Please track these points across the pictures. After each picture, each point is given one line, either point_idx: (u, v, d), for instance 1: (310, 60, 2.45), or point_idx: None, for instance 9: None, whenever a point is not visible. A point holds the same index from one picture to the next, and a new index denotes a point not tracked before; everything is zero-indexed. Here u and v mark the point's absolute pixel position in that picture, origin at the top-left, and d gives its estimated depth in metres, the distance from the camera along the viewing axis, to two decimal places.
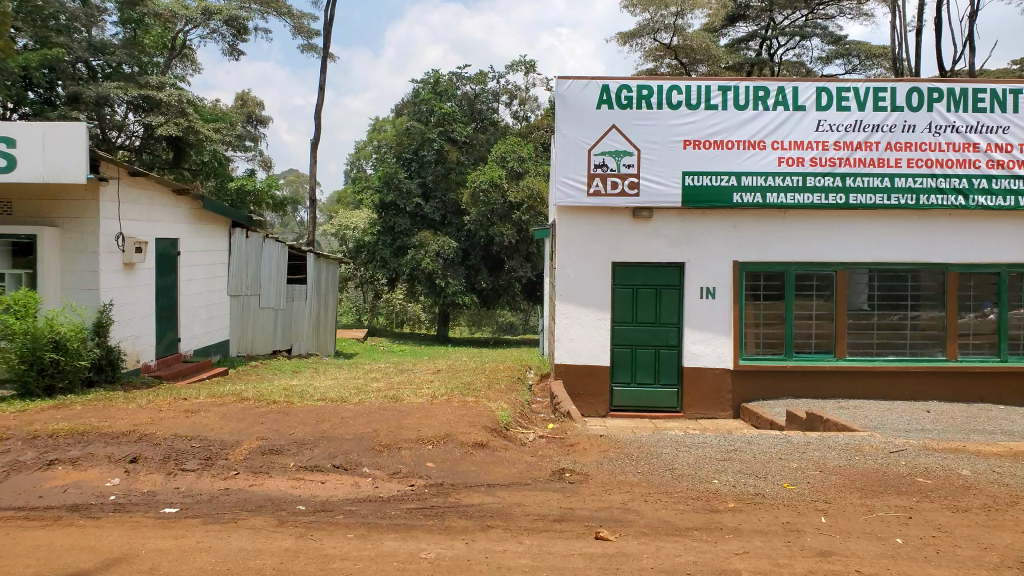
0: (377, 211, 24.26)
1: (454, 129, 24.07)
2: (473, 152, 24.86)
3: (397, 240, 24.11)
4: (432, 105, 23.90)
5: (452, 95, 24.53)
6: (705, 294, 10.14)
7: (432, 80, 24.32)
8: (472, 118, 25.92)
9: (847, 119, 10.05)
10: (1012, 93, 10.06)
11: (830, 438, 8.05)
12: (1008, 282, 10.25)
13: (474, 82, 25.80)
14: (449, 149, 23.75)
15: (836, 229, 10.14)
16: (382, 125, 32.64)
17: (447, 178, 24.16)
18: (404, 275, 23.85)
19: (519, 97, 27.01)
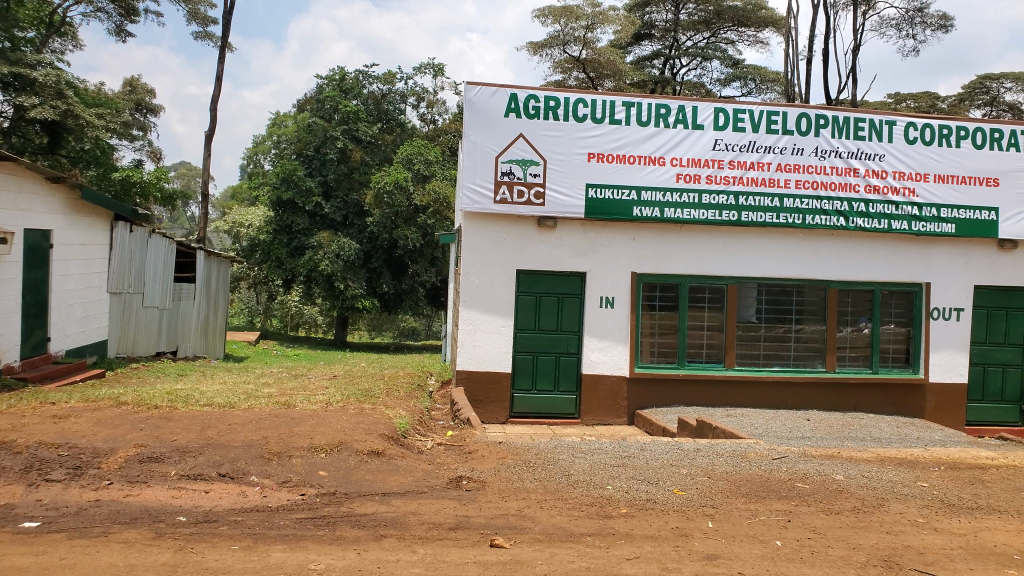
0: (275, 209, 23.47)
1: (357, 128, 23.65)
2: (378, 152, 24.52)
3: (294, 239, 23.38)
4: (337, 103, 23.43)
5: (358, 92, 24.28)
6: (604, 303, 10.35)
7: (337, 77, 23.96)
8: (378, 118, 25.73)
9: (741, 140, 10.51)
10: (888, 124, 10.81)
11: (718, 445, 8.35)
12: (882, 299, 10.96)
13: (380, 82, 25.51)
14: (353, 148, 23.34)
15: (729, 244, 10.57)
16: (284, 120, 31.74)
17: (350, 177, 23.79)
18: (299, 276, 23.21)
19: (427, 99, 26.85)
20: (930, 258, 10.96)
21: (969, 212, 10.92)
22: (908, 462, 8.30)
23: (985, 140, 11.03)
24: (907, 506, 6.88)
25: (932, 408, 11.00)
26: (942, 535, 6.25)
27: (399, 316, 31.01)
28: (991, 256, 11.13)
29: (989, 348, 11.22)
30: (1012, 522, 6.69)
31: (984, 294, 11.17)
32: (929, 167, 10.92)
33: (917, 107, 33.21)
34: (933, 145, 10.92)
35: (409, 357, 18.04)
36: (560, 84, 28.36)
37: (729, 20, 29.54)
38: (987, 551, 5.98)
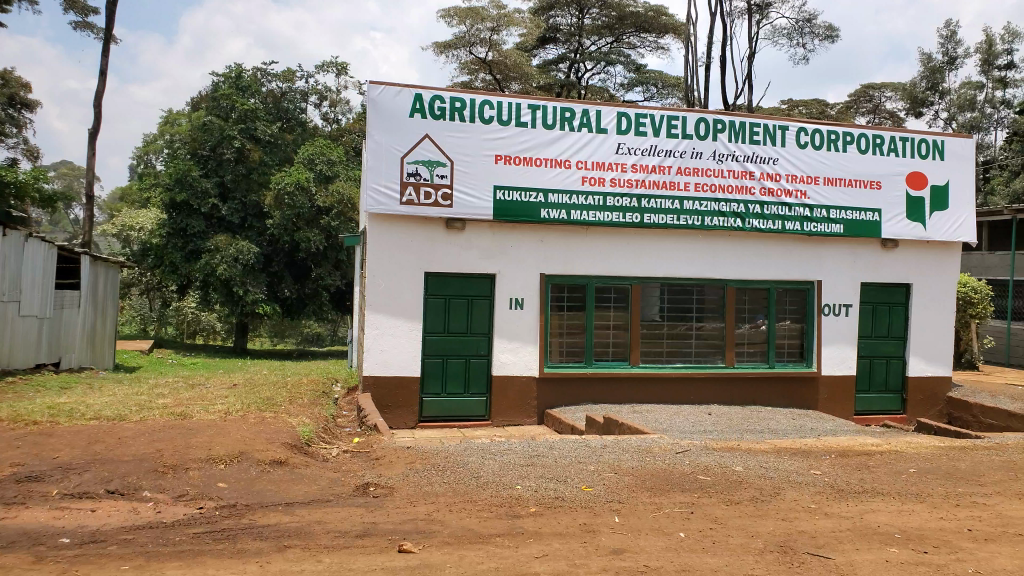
0: (167, 211, 22.57)
1: (256, 127, 22.94)
2: (278, 152, 23.82)
3: (190, 242, 22.54)
4: (233, 101, 22.65)
5: (255, 91, 23.67)
6: (513, 305, 10.42)
7: (234, 74, 23.10)
8: (278, 117, 25.08)
9: (643, 143, 10.80)
10: (780, 129, 11.34)
11: (624, 441, 8.53)
12: (777, 297, 11.48)
13: (280, 80, 24.88)
14: (251, 148, 22.65)
15: (633, 246, 10.83)
16: (176, 118, 30.46)
17: (248, 178, 23.01)
18: (195, 280, 22.44)
19: (329, 98, 26.34)
20: (820, 258, 11.56)
21: (855, 213, 11.58)
22: (801, 451, 8.72)
23: (869, 145, 11.72)
24: (800, 493, 7.23)
25: (824, 399, 11.60)
26: (832, 518, 6.59)
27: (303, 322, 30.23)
28: (876, 255, 11.84)
29: (874, 341, 11.94)
30: (894, 504, 7.14)
31: (869, 291, 11.87)
32: (819, 171, 11.51)
33: (809, 113, 35.03)
34: (821, 150, 11.52)
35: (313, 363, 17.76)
36: (467, 85, 28.39)
37: (631, 26, 30.32)
38: (872, 531, 6.36)
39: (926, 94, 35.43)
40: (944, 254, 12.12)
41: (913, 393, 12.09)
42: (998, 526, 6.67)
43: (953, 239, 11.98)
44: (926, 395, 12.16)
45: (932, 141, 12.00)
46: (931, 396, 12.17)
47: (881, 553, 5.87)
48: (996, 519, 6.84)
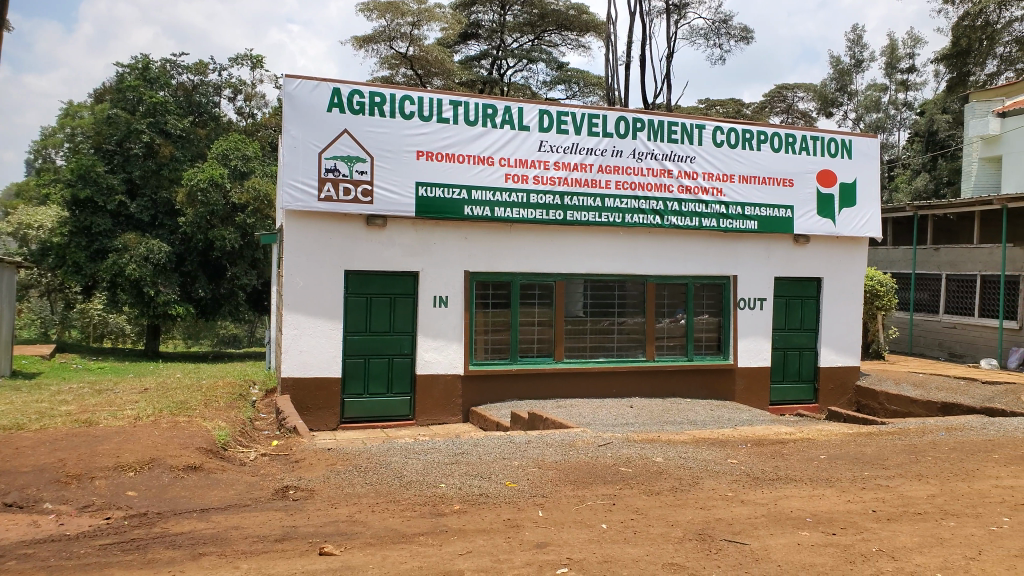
0: (69, 208, 21.40)
1: (166, 122, 22.18)
2: (190, 148, 23.02)
3: (95, 242, 21.49)
4: (141, 94, 21.89)
5: (165, 83, 22.62)
6: (437, 303, 10.37)
7: (141, 66, 22.25)
8: (190, 111, 24.23)
9: (565, 141, 10.92)
10: (697, 129, 11.64)
11: (547, 435, 8.62)
12: (696, 291, 11.80)
13: (191, 72, 24.06)
14: (161, 143, 21.97)
15: (556, 242, 10.94)
16: (78, 111, 28.99)
17: (158, 174, 22.26)
18: (102, 281, 21.29)
19: (244, 92, 25.61)
20: (736, 253, 11.93)
21: (768, 210, 11.99)
22: (719, 441, 8.99)
23: (782, 144, 12.16)
24: (718, 481, 7.45)
25: (741, 390, 11.99)
26: (747, 505, 6.82)
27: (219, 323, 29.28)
28: (788, 250, 12.29)
29: (788, 333, 12.42)
30: (805, 489, 7.44)
31: (782, 285, 12.33)
32: (734, 169, 11.88)
33: (725, 113, 36.14)
34: (737, 149, 11.89)
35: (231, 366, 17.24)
36: (388, 80, 28.09)
37: (553, 24, 30.59)
38: (785, 516, 6.60)
39: (835, 95, 37.05)
40: (852, 249, 12.69)
41: (824, 383, 12.63)
42: (899, 506, 7.04)
43: (860, 234, 12.55)
44: (836, 384, 12.73)
45: (840, 141, 12.53)
46: (841, 384, 12.76)
47: (793, 537, 6.10)
48: (899, 500, 7.21)
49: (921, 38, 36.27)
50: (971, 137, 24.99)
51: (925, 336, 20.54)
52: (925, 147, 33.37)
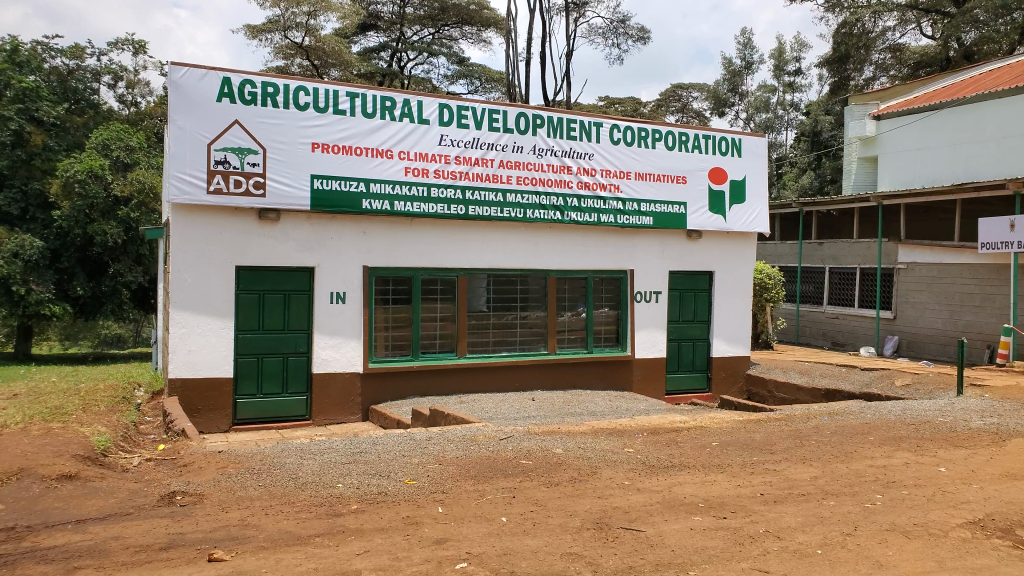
0: None
1: (37, 108, 21.09)
2: (65, 137, 21.75)
3: None
4: (8, 77, 20.80)
5: (36, 67, 21.81)
6: (335, 299, 10.17)
7: (8, 47, 21.19)
8: (64, 97, 22.85)
9: (465, 136, 10.91)
10: (596, 126, 11.88)
11: (448, 431, 8.61)
12: (595, 286, 12.04)
13: (66, 56, 22.66)
14: (32, 130, 20.77)
15: (457, 237, 10.92)
16: None
17: (29, 165, 21.10)
18: None
19: (126, 79, 24.33)
20: (633, 248, 12.26)
21: (663, 206, 12.38)
22: (616, 431, 9.22)
23: (676, 143, 12.56)
24: (615, 471, 7.64)
25: (638, 380, 12.35)
26: (642, 493, 7.02)
27: (101, 322, 27.63)
28: (683, 245, 12.73)
29: (682, 325, 12.88)
30: (698, 475, 7.74)
31: (677, 278, 12.76)
32: (631, 166, 12.19)
33: (624, 111, 37.09)
34: (633, 146, 12.21)
35: (114, 368, 16.35)
36: (283, 70, 27.32)
37: (454, 17, 30.52)
38: (678, 502, 6.84)
39: (727, 95, 38.63)
40: (742, 244, 13.26)
41: (716, 372, 13.17)
42: (785, 488, 7.42)
43: (750, 230, 13.13)
44: (728, 372, 13.30)
45: (730, 140, 13.06)
46: (732, 373, 13.34)
47: (685, 522, 6.33)
48: (784, 483, 7.60)
49: (806, 44, 38.34)
50: (851, 138, 26.60)
51: (810, 326, 21.71)
52: (810, 147, 34.83)
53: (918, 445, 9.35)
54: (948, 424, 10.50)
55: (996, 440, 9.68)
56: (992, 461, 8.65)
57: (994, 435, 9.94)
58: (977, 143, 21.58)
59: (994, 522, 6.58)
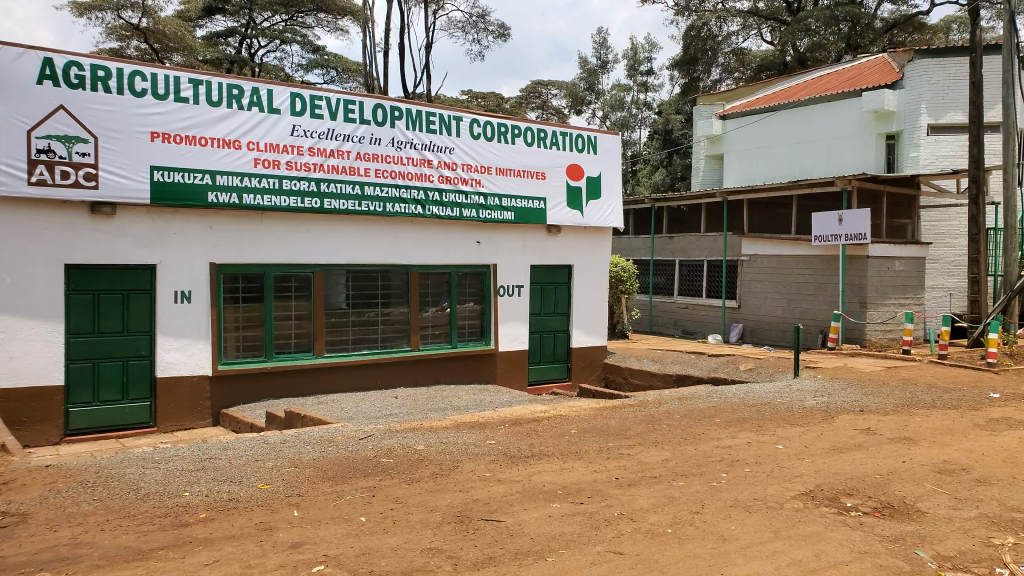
0: None
1: None
2: None
3: None
4: None
5: None
6: (180, 298, 9.63)
7: None
8: None
9: (320, 126, 10.63)
10: (455, 120, 11.90)
11: (305, 433, 8.37)
12: (457, 281, 12.09)
13: None
14: None
15: (313, 233, 10.63)
16: None
17: None
18: None
19: None
20: (493, 242, 12.40)
21: (523, 201, 12.60)
22: (478, 424, 9.32)
23: (534, 139, 12.81)
24: (475, 463, 7.72)
25: (501, 373, 12.54)
26: (503, 484, 7.13)
27: None
28: (542, 240, 13.02)
29: (543, 317, 13.19)
30: (557, 463, 7.96)
31: (537, 272, 13.05)
32: (491, 161, 12.32)
33: (486, 106, 37.55)
34: (493, 141, 12.34)
35: None
36: (118, 53, 25.49)
37: (307, 4, 29.63)
38: (538, 491, 7.01)
39: (584, 93, 39.88)
40: (599, 238, 13.75)
41: (576, 362, 13.60)
42: (638, 471, 7.78)
43: (606, 225, 13.63)
44: (587, 362, 13.76)
45: (587, 137, 13.49)
46: (591, 363, 13.82)
47: (545, 510, 6.49)
48: (638, 466, 7.97)
49: (656, 45, 40.20)
50: (698, 136, 27.77)
51: (663, 316, 22.85)
52: (662, 145, 36.58)
53: (758, 425, 10.08)
54: (784, 404, 11.40)
55: (825, 417, 10.62)
56: (822, 436, 9.47)
57: (824, 413, 10.88)
58: (810, 143, 23.58)
59: (823, 491, 7.21)
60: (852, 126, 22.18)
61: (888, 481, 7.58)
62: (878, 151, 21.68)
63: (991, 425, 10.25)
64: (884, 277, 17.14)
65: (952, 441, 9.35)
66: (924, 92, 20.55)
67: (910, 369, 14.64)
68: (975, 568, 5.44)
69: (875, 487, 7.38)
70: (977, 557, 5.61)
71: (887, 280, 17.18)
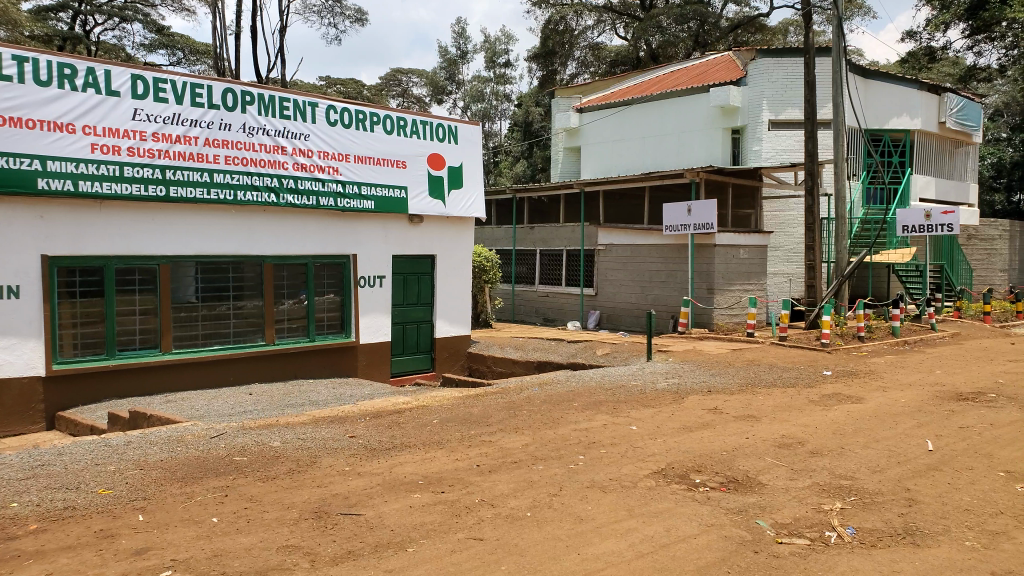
0: None
1: None
2: None
3: None
4: None
5: None
6: (6, 294, 8.85)
7: None
8: None
9: (164, 111, 10.08)
10: (311, 106, 11.64)
11: (151, 434, 7.98)
12: (315, 272, 11.85)
13: None
14: None
15: (158, 222, 10.07)
16: None
17: None
18: None
19: None
20: (353, 232, 12.24)
21: (383, 189, 12.51)
22: (338, 418, 9.23)
23: (394, 127, 12.75)
24: (334, 458, 7.65)
25: (362, 366, 12.43)
26: (364, 477, 7.12)
27: None
28: (404, 230, 13.01)
29: (405, 308, 13.20)
30: (418, 453, 8.04)
31: (398, 262, 13.01)
32: (349, 149, 12.15)
33: (345, 93, 36.84)
34: (351, 128, 12.16)
35: None
36: None
37: None
38: (399, 482, 7.06)
39: (445, 83, 39.92)
40: (462, 228, 13.92)
41: (440, 352, 13.73)
42: (499, 457, 7.99)
43: (467, 214, 13.82)
44: (450, 352, 13.92)
45: (447, 127, 13.58)
46: (455, 353, 13.98)
47: (406, 500, 6.55)
48: (499, 452, 8.18)
49: (513, 36, 40.87)
50: (557, 129, 28.52)
51: (525, 305, 23.38)
52: (523, 137, 37.24)
53: (612, 408, 10.60)
54: (638, 387, 12.04)
55: (676, 398, 11.31)
56: (672, 416, 10.10)
57: (674, 394, 11.60)
58: (663, 136, 24.78)
59: (673, 469, 7.71)
60: (700, 121, 23.52)
61: (733, 457, 8.21)
62: (724, 144, 23.14)
63: (823, 401, 11.31)
64: (730, 264, 18.40)
65: (789, 416, 10.24)
66: (764, 89, 22.21)
67: (753, 351, 15.81)
68: (808, 532, 6.02)
69: (721, 462, 7.97)
70: (810, 522, 6.22)
71: (733, 267, 18.45)
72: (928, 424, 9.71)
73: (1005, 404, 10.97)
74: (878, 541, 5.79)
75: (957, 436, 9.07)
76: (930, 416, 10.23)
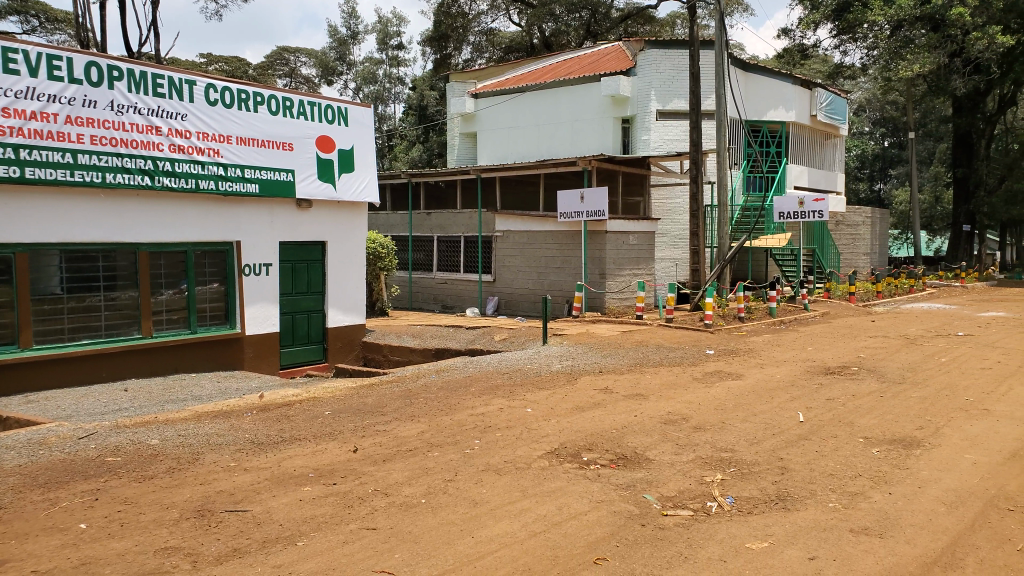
0: None
1: None
2: None
3: None
4: None
5: None
6: None
7: None
8: None
9: (16, 84, 9.27)
10: (187, 84, 11.05)
11: (9, 437, 7.37)
12: (195, 259, 11.26)
13: None
14: None
15: (9, 207, 9.23)
16: None
17: None
18: None
19: None
20: (236, 218, 11.72)
21: (268, 173, 12.03)
22: (223, 413, 8.84)
23: (279, 108, 12.28)
24: (219, 454, 7.31)
25: (249, 358, 11.94)
26: (250, 472, 6.84)
27: None
28: (292, 215, 12.58)
29: (295, 297, 12.82)
30: (309, 445, 7.80)
31: (286, 249, 12.58)
32: (232, 130, 11.61)
33: (228, 71, 35.22)
34: (233, 109, 11.61)
35: None
36: None
37: None
38: (288, 475, 6.82)
39: (335, 64, 38.82)
40: (353, 213, 13.63)
41: (332, 342, 13.42)
42: (392, 446, 7.87)
43: (358, 200, 13.52)
44: (344, 342, 13.63)
45: (336, 108, 13.24)
46: (348, 342, 13.69)
47: (295, 494, 6.34)
48: (393, 441, 8.06)
49: (405, 19, 40.20)
50: (452, 114, 28.18)
51: (421, 292, 23.19)
52: (418, 121, 36.86)
53: (508, 392, 10.67)
54: (533, 370, 12.19)
55: (569, 379, 11.54)
56: (566, 398, 10.28)
57: (568, 376, 11.82)
58: (556, 124, 25.05)
59: (566, 449, 7.84)
60: (592, 110, 23.98)
61: (622, 434, 8.44)
62: (615, 133, 23.70)
63: (706, 378, 11.84)
64: (620, 249, 18.87)
65: (675, 394, 10.64)
66: (652, 80, 22.81)
67: (643, 332, 16.32)
68: (691, 504, 6.25)
69: (611, 440, 8.17)
70: (693, 495, 6.46)
71: (623, 252, 18.94)
72: (800, 397, 10.33)
73: (866, 376, 11.83)
74: (754, 508, 6.09)
75: (824, 407, 9.70)
76: (801, 389, 10.89)
